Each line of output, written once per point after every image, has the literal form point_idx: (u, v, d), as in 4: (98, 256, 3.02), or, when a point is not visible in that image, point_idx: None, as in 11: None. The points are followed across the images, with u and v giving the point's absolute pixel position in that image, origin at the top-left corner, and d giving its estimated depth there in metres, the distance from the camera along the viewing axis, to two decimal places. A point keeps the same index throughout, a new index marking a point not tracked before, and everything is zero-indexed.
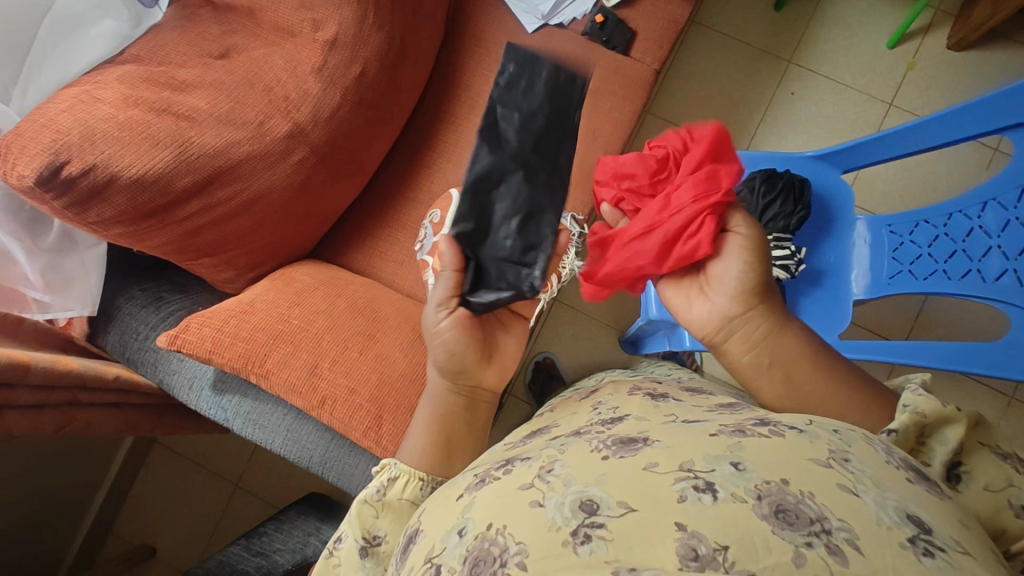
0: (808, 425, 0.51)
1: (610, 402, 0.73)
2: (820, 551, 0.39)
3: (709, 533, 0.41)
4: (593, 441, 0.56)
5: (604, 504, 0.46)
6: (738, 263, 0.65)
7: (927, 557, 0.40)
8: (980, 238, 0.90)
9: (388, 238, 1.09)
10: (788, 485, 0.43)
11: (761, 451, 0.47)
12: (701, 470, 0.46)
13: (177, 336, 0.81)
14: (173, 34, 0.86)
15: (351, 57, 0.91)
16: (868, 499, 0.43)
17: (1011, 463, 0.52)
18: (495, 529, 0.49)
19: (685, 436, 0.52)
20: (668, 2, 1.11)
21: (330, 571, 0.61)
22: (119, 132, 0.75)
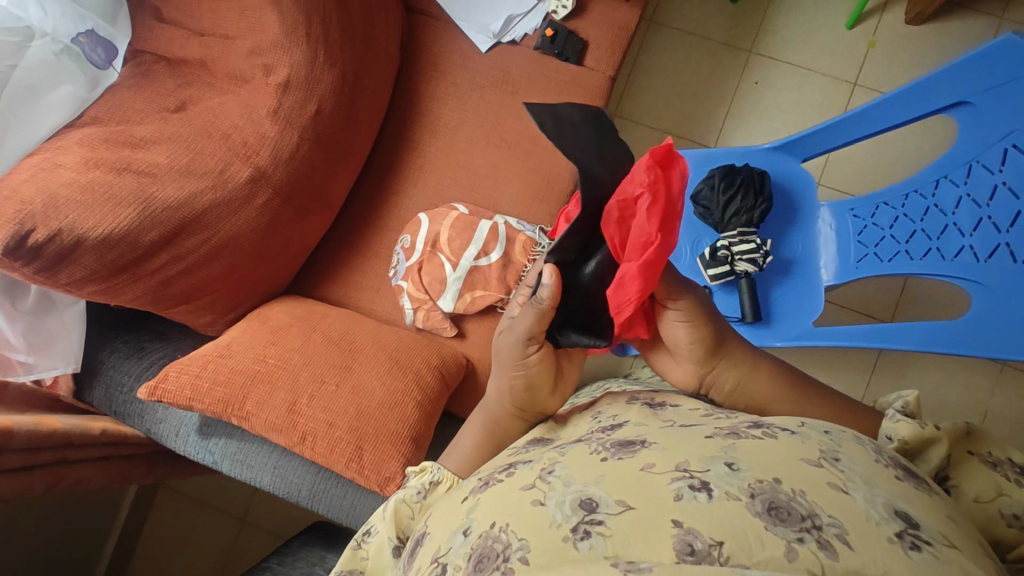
0: (801, 428, 0.57)
1: (611, 409, 0.71)
2: (811, 546, 0.44)
3: (706, 528, 0.46)
4: (593, 444, 0.61)
5: (603, 502, 0.51)
6: (683, 340, 0.72)
7: (914, 551, 0.44)
8: (937, 217, 0.90)
9: (363, 267, 1.11)
10: (780, 484, 0.48)
11: (755, 452, 0.52)
12: (697, 470, 0.51)
13: (156, 387, 0.83)
14: (128, 92, 0.88)
15: (305, 96, 0.93)
16: (858, 497, 0.48)
17: (1001, 471, 0.55)
18: (498, 527, 0.53)
19: (682, 441, 0.57)
20: (618, 8, 1.12)
21: (354, 562, 0.65)
22: (81, 196, 0.77)
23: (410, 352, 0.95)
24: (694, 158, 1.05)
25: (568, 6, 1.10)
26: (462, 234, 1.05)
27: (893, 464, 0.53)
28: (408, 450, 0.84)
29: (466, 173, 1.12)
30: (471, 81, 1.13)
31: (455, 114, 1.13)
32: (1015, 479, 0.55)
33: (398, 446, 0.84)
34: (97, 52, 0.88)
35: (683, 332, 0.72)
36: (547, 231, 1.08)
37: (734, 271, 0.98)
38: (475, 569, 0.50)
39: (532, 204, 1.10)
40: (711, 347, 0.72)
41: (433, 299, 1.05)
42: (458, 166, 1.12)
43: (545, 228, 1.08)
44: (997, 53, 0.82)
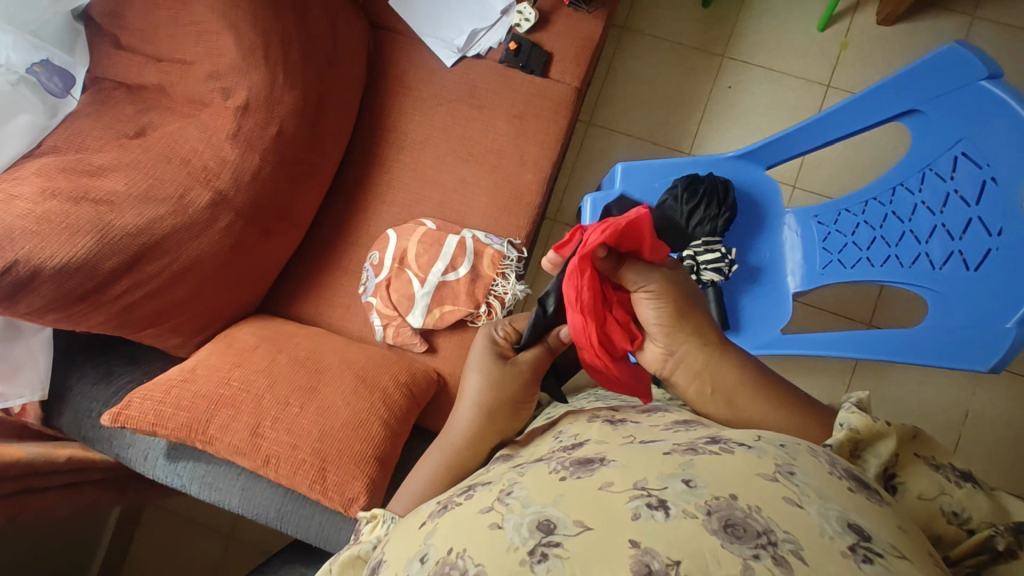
0: (757, 441, 0.50)
1: (572, 428, 0.64)
2: (766, 563, 0.38)
3: (662, 546, 0.40)
4: (553, 463, 0.53)
5: (560, 523, 0.44)
6: (653, 322, 0.66)
7: (866, 564, 0.39)
8: (894, 224, 0.86)
9: (334, 285, 1.11)
10: (736, 499, 0.42)
11: (715, 468, 0.46)
12: (655, 488, 0.44)
13: (120, 414, 0.84)
14: (88, 120, 0.89)
15: (265, 117, 0.93)
16: (812, 511, 0.42)
17: (942, 472, 0.53)
18: (456, 552, 0.45)
19: (642, 456, 0.50)
20: (581, 20, 1.12)
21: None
22: (37, 226, 0.77)
23: (378, 370, 0.95)
24: (658, 168, 1.04)
25: (530, 19, 1.10)
26: (430, 249, 1.05)
27: (848, 476, 0.47)
28: (373, 470, 0.84)
29: (434, 188, 1.12)
30: (436, 96, 1.13)
31: (421, 129, 1.13)
32: (956, 480, 0.53)
33: (362, 466, 0.84)
34: (54, 81, 0.88)
35: (650, 313, 0.66)
36: (515, 244, 1.08)
37: (700, 280, 0.97)
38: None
39: (499, 215, 1.10)
40: (678, 326, 0.66)
41: (402, 315, 1.05)
42: (426, 181, 1.12)
43: (513, 240, 1.08)
44: (938, 64, 0.78)
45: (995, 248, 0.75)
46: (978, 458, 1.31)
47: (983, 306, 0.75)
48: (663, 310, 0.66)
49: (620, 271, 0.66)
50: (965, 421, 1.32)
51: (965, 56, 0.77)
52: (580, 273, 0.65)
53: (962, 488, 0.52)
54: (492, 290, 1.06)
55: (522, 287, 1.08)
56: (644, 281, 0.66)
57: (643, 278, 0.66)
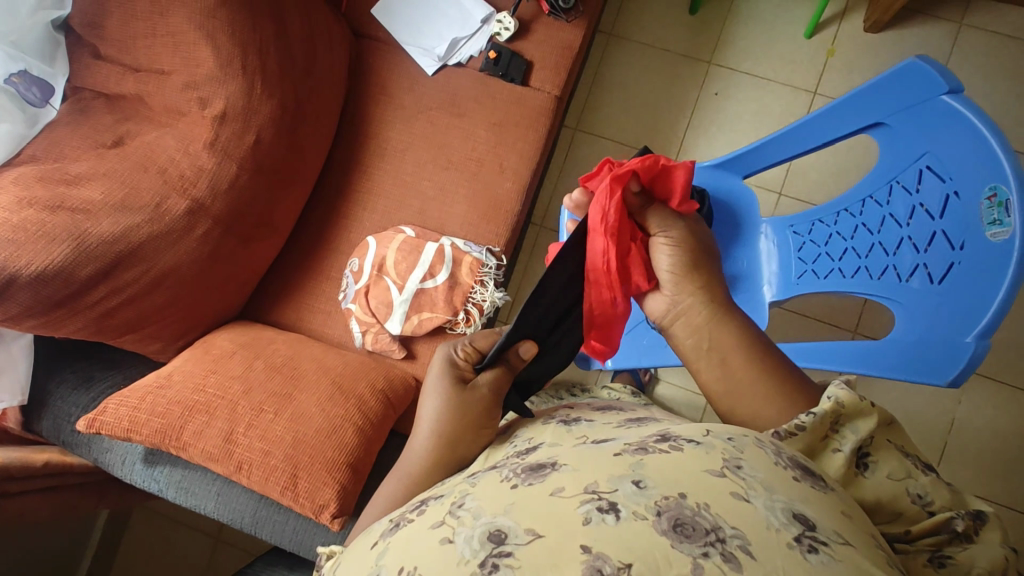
0: (705, 436, 0.45)
1: (527, 431, 0.64)
2: (716, 562, 0.35)
3: (613, 550, 0.37)
4: (505, 471, 0.49)
5: (512, 533, 0.40)
6: (670, 267, 0.69)
7: (813, 555, 0.36)
8: (864, 236, 0.87)
9: (315, 291, 1.12)
10: (686, 497, 0.39)
11: (665, 464, 0.42)
12: (605, 490, 0.41)
13: (95, 419, 0.86)
14: (67, 129, 0.91)
15: (242, 127, 0.94)
16: (760, 503, 0.39)
17: (911, 459, 0.51)
18: (407, 572, 0.41)
19: (591, 457, 0.46)
20: (561, 29, 1.12)
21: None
22: (14, 234, 0.78)
23: (354, 376, 0.96)
24: None
25: (510, 28, 1.11)
26: (408, 257, 1.06)
27: (794, 464, 0.44)
28: (344, 477, 0.85)
29: (414, 196, 1.12)
30: (417, 104, 1.14)
31: (403, 137, 1.14)
32: (924, 467, 0.51)
33: (333, 473, 0.85)
34: (33, 91, 0.90)
35: (667, 264, 0.69)
36: (494, 251, 1.08)
37: None
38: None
39: (478, 223, 1.10)
40: (689, 276, 0.68)
41: (381, 322, 1.05)
42: (406, 189, 1.13)
43: (492, 248, 1.09)
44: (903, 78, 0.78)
45: (956, 262, 0.75)
46: (963, 466, 1.30)
47: (947, 317, 0.74)
48: (681, 260, 0.69)
49: (645, 213, 0.71)
50: (950, 430, 1.31)
51: (925, 70, 0.77)
52: (618, 193, 0.67)
53: (928, 475, 0.50)
54: (471, 298, 1.06)
55: (501, 295, 1.08)
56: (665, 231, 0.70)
57: (665, 225, 0.70)
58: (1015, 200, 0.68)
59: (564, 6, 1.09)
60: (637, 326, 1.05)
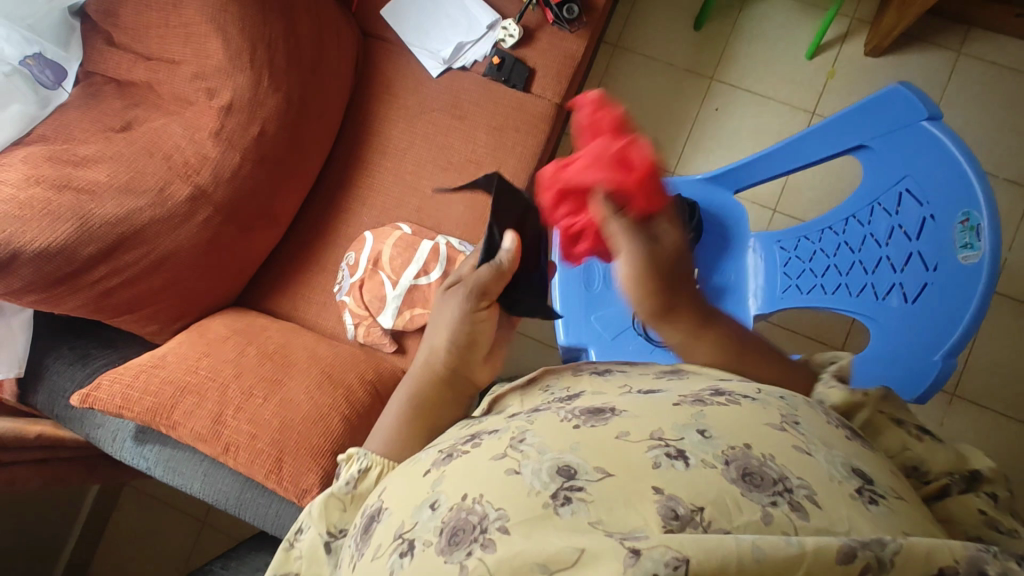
0: (757, 395, 0.48)
1: (561, 380, 0.63)
2: (785, 510, 0.36)
3: (685, 493, 0.37)
4: (561, 413, 0.49)
5: (581, 469, 0.40)
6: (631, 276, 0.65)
7: (872, 505, 0.38)
8: (846, 254, 0.86)
9: (312, 282, 1.14)
10: (751, 449, 0.40)
11: (727, 417, 0.44)
12: (672, 438, 0.42)
13: (89, 395, 0.88)
14: (77, 112, 0.94)
15: (248, 118, 0.97)
16: (821, 457, 0.40)
17: (905, 427, 0.52)
18: (471, 497, 0.41)
19: (650, 407, 0.47)
20: (564, 39, 1.16)
21: (288, 565, 0.56)
22: (20, 212, 0.81)
23: (344, 367, 0.98)
24: None
25: (514, 35, 1.14)
26: (404, 252, 1.08)
27: (845, 424, 0.47)
28: (328, 463, 0.87)
29: (412, 194, 1.15)
30: (420, 105, 1.17)
31: (405, 136, 1.16)
32: (918, 435, 0.51)
33: (318, 459, 0.87)
34: (46, 74, 0.93)
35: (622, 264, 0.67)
36: None
37: None
38: (448, 546, 0.39)
39: (473, 223, 1.12)
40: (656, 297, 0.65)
41: (373, 315, 1.08)
42: (406, 186, 1.15)
43: None
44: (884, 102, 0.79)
45: (929, 282, 0.76)
46: None
47: (939, 333, 0.73)
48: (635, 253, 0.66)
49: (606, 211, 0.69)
50: None
51: (907, 96, 0.78)
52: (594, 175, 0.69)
53: (922, 442, 0.50)
54: None
55: None
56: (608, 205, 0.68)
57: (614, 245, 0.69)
58: (988, 225, 0.71)
59: (568, 15, 1.13)
60: (623, 332, 1.03)
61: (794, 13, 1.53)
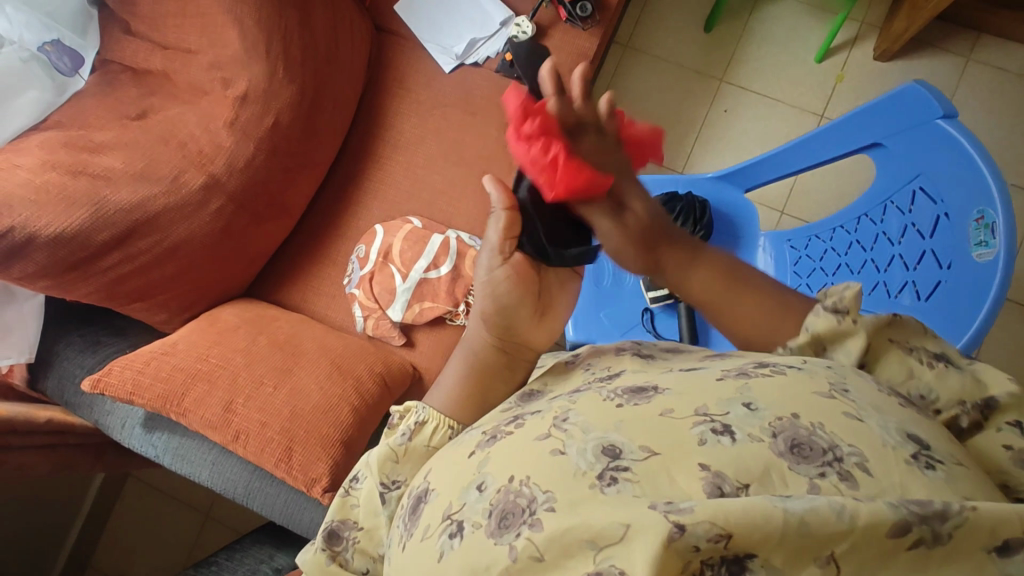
0: (804, 364, 0.47)
1: (602, 360, 0.62)
2: (833, 481, 0.37)
3: (731, 470, 0.38)
4: (603, 392, 0.50)
5: (626, 448, 0.41)
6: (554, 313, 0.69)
7: (930, 470, 0.38)
8: (858, 252, 0.86)
9: (321, 274, 1.14)
10: (799, 419, 0.40)
11: (773, 389, 0.43)
12: (717, 413, 0.42)
13: (99, 380, 0.88)
14: (93, 99, 0.94)
15: (262, 108, 0.97)
16: (874, 422, 0.40)
17: (914, 355, 0.49)
18: (518, 480, 0.43)
19: (693, 382, 0.47)
20: (577, 36, 1.16)
21: (346, 511, 0.62)
22: (36, 196, 0.81)
23: (354, 358, 0.98)
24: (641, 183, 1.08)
25: (528, 32, 1.15)
26: (414, 246, 1.09)
27: (895, 391, 0.45)
28: (338, 453, 0.87)
29: (423, 188, 1.15)
30: (432, 100, 1.17)
31: (416, 130, 1.17)
32: (929, 362, 0.49)
33: (327, 449, 0.87)
34: (64, 60, 0.94)
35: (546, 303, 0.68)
36: None
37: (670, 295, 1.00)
38: (499, 529, 0.42)
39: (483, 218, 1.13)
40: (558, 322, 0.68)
41: (382, 308, 1.08)
42: (416, 181, 1.15)
43: None
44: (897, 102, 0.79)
45: (942, 281, 0.74)
46: None
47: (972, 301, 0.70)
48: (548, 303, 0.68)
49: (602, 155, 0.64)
50: None
51: (923, 96, 0.77)
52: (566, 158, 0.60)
53: (935, 372, 0.48)
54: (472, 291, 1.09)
55: None
56: (599, 152, 0.61)
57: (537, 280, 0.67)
58: (1001, 223, 0.68)
59: (581, 13, 1.14)
60: (632, 328, 1.07)
61: (803, 16, 1.53)
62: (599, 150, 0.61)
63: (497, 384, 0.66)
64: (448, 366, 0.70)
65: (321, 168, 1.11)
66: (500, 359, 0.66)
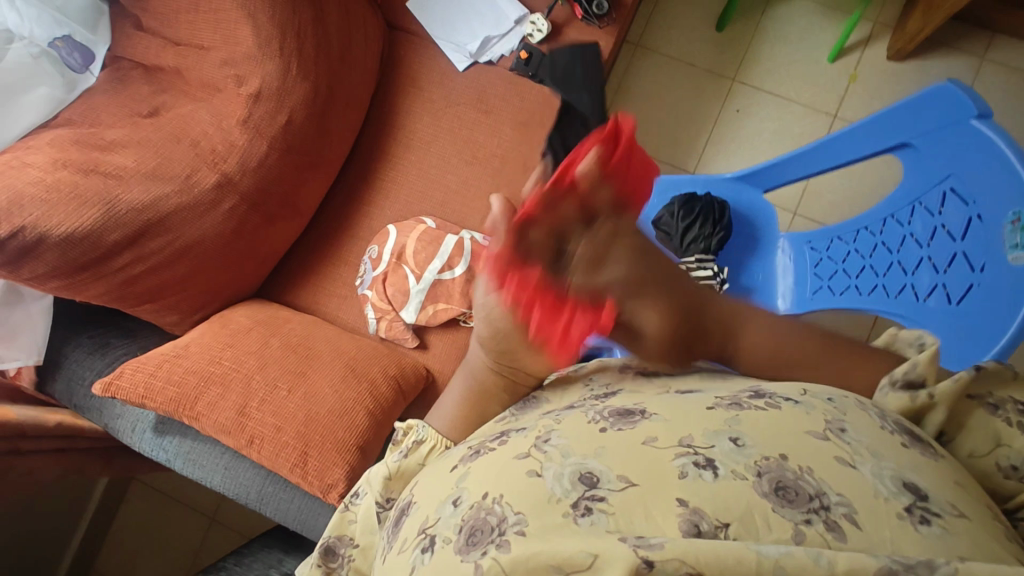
0: (801, 397, 0.48)
1: (602, 377, 0.62)
2: (819, 529, 0.37)
3: (710, 508, 0.39)
4: (590, 412, 0.52)
5: (604, 477, 0.43)
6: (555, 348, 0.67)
7: (924, 526, 0.37)
8: (883, 255, 0.85)
9: (332, 275, 1.12)
10: (786, 460, 0.41)
11: (761, 423, 0.44)
12: (701, 446, 0.43)
13: (111, 383, 0.86)
14: (104, 97, 0.92)
15: (275, 107, 0.95)
16: (866, 470, 0.40)
17: (1000, 414, 0.46)
18: (491, 497, 0.46)
19: (681, 410, 0.48)
20: (592, 34, 1.15)
21: (343, 528, 0.64)
22: (47, 195, 0.79)
23: (368, 361, 0.97)
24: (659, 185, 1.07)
25: (543, 30, 1.15)
26: (428, 247, 1.06)
27: (901, 431, 0.45)
28: (354, 458, 0.85)
29: (437, 188, 1.13)
30: (446, 98, 1.16)
31: (429, 129, 1.15)
32: (1018, 423, 0.45)
33: (344, 453, 0.85)
34: (74, 56, 0.92)
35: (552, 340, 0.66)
36: None
37: None
38: (466, 545, 0.44)
39: None
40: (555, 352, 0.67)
41: (396, 310, 1.06)
42: (429, 181, 1.14)
43: None
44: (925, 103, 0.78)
45: (975, 283, 0.73)
46: None
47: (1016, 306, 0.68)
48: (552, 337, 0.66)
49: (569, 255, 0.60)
50: None
51: (956, 95, 0.76)
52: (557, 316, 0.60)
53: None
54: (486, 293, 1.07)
55: None
56: (593, 268, 0.58)
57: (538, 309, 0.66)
58: None
59: (597, 11, 1.14)
60: None
61: (817, 16, 1.52)
62: (591, 262, 0.58)
63: (494, 406, 0.67)
64: (452, 385, 0.73)
65: (333, 168, 1.09)
66: (499, 383, 0.67)
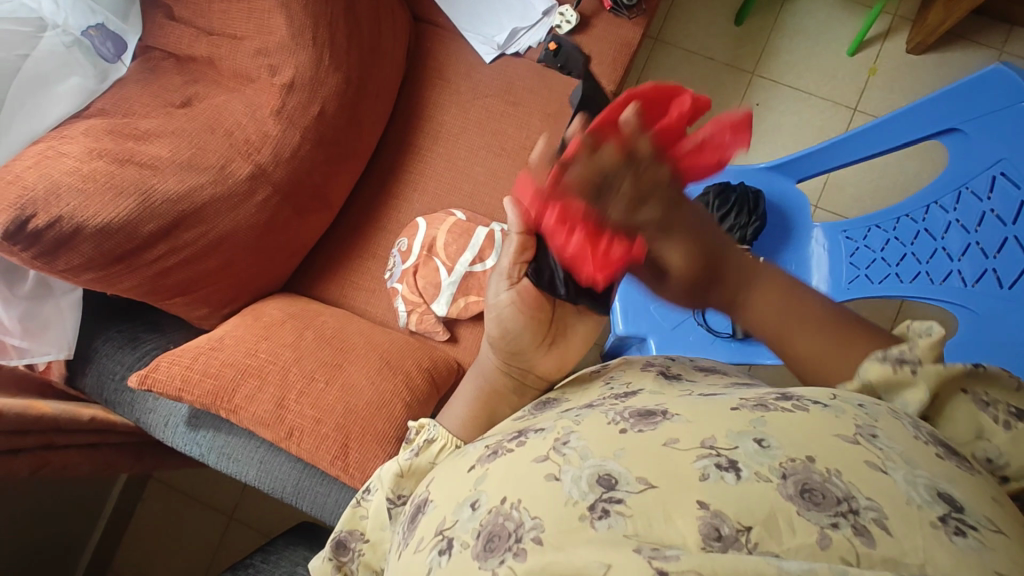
0: (832, 400, 0.46)
1: (624, 375, 0.62)
2: (846, 534, 0.36)
3: (731, 509, 0.38)
4: (610, 413, 0.50)
5: (622, 479, 0.42)
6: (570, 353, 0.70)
7: (959, 537, 0.36)
8: (926, 241, 0.86)
9: (360, 268, 1.11)
10: (814, 462, 0.40)
11: (789, 425, 0.43)
12: (724, 447, 0.42)
13: (147, 376, 0.85)
14: (136, 87, 0.91)
15: (309, 98, 0.94)
16: (899, 476, 0.39)
17: (988, 411, 0.46)
18: (510, 502, 0.44)
19: (704, 410, 0.47)
20: (621, 25, 1.14)
21: (354, 523, 0.63)
22: (83, 185, 0.78)
23: (401, 353, 0.96)
24: None
25: (571, 21, 1.13)
26: (458, 239, 1.05)
27: (935, 440, 0.43)
28: (394, 449, 0.85)
29: (465, 180, 1.13)
30: (473, 91, 1.15)
31: (456, 121, 1.14)
32: (1005, 421, 0.46)
33: (383, 445, 0.84)
34: (107, 46, 0.91)
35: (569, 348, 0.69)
36: None
37: None
38: (484, 551, 0.43)
39: None
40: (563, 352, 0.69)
41: (427, 302, 1.05)
42: (457, 173, 1.13)
43: None
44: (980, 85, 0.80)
45: None
46: None
47: None
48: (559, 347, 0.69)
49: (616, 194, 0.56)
50: None
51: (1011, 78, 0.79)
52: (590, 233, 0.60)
53: (1008, 432, 0.46)
54: None
55: None
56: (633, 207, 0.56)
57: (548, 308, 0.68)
58: None
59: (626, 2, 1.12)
60: (682, 322, 1.06)
61: (835, 9, 1.52)
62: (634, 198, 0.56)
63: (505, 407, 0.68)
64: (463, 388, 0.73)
65: (362, 160, 1.09)
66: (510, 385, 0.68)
